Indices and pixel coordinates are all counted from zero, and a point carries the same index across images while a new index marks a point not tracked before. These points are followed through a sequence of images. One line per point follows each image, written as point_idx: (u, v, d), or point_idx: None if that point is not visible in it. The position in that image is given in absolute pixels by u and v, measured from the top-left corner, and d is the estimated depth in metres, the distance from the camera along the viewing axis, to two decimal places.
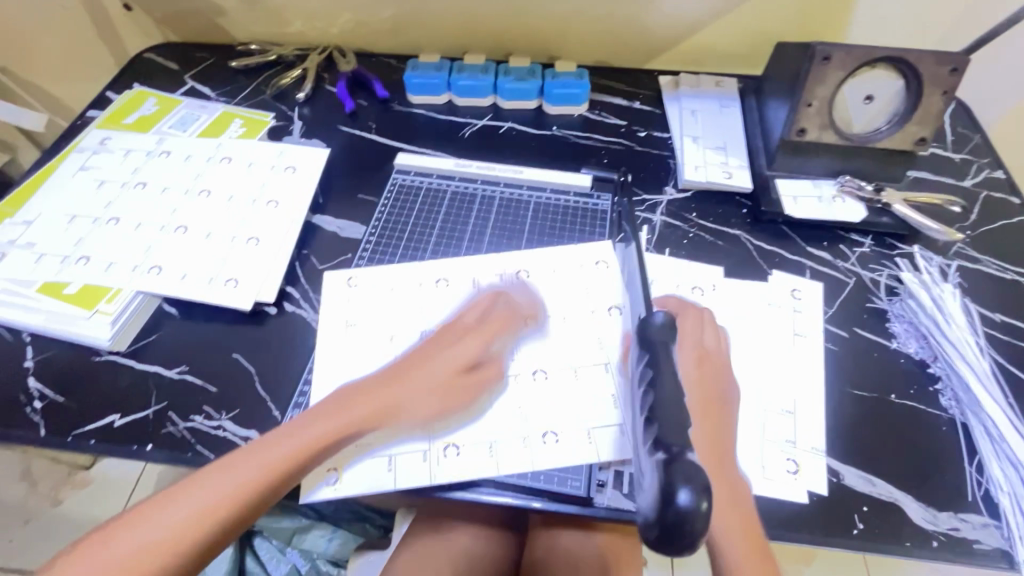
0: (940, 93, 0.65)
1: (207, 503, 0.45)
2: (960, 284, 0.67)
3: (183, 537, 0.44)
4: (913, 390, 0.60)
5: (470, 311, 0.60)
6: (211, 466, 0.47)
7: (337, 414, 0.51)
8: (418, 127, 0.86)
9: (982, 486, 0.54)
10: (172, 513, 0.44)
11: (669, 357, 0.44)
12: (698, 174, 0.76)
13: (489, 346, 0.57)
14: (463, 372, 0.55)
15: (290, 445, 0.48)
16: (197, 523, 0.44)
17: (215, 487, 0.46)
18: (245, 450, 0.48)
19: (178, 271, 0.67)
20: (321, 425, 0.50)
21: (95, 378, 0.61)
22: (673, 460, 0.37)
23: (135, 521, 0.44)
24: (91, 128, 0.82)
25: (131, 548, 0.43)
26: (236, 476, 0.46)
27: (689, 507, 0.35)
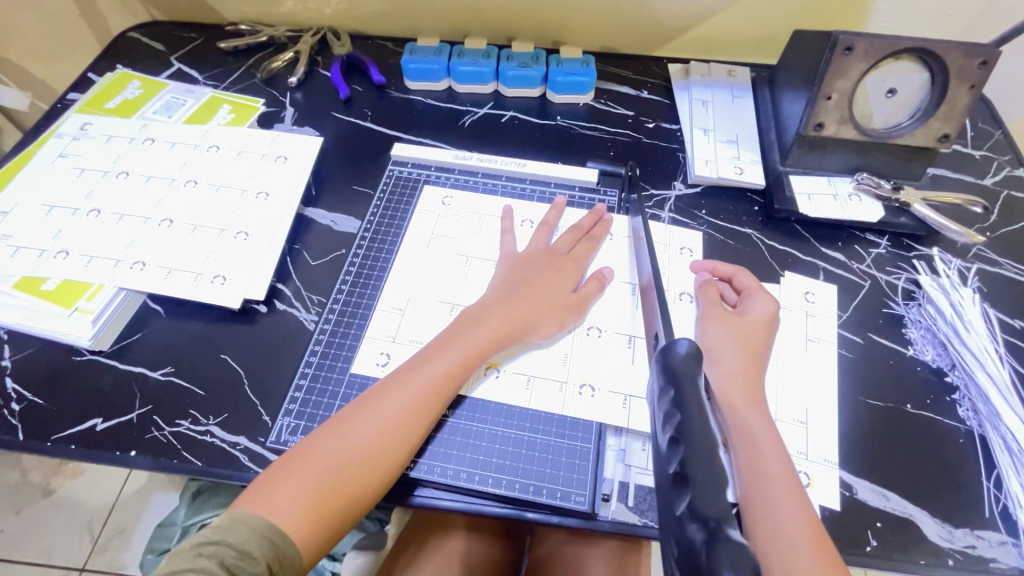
0: (968, 87, 0.62)
1: (308, 491, 0.46)
2: (979, 288, 0.65)
3: (341, 489, 0.47)
4: (930, 400, 0.58)
5: (525, 264, 0.62)
6: (297, 458, 0.48)
7: (425, 368, 0.53)
8: (416, 115, 0.82)
9: (1000, 502, 0.52)
10: (317, 472, 0.47)
11: (696, 393, 0.43)
12: (708, 169, 0.72)
13: (552, 288, 0.60)
14: (535, 313, 0.58)
15: (392, 400, 0.51)
16: (346, 479, 0.47)
17: (308, 476, 0.47)
18: (349, 412, 0.50)
19: (163, 268, 0.63)
20: (416, 379, 0.52)
21: (75, 379, 0.59)
22: (715, 536, 0.35)
23: (281, 485, 0.46)
24: (70, 112, 0.77)
25: (293, 508, 0.45)
26: (359, 434, 0.49)
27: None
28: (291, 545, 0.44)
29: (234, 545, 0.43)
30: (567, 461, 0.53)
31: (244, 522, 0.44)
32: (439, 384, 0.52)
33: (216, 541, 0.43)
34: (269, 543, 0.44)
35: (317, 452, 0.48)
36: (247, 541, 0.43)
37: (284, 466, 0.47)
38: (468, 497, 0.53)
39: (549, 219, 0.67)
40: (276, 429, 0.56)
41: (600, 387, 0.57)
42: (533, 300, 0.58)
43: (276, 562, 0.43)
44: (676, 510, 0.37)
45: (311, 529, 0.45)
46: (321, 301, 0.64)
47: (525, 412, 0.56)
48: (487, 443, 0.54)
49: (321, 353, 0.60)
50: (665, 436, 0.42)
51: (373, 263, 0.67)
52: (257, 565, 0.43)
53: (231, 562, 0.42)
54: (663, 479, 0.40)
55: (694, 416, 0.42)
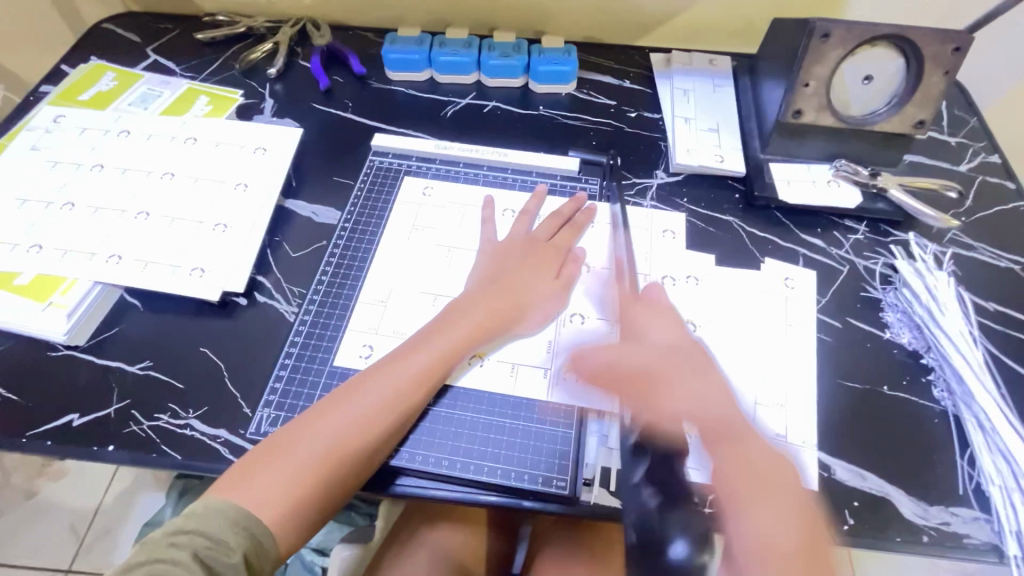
0: (942, 74, 0.63)
1: (285, 477, 0.46)
2: (954, 272, 0.66)
3: (321, 478, 0.47)
4: (906, 381, 0.58)
5: (507, 253, 0.63)
6: (277, 443, 0.48)
7: (410, 358, 0.53)
8: (397, 106, 0.81)
9: (974, 480, 0.53)
10: (297, 459, 0.47)
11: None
12: (690, 157, 0.73)
13: (534, 276, 0.60)
14: (519, 303, 0.58)
15: (376, 389, 0.50)
16: (326, 466, 0.47)
17: (287, 461, 0.46)
18: (332, 399, 0.50)
19: (140, 261, 0.63)
20: (401, 369, 0.52)
21: (50, 374, 0.58)
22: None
23: (261, 471, 0.46)
24: (43, 104, 0.76)
25: (272, 493, 0.45)
26: (342, 420, 0.49)
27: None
28: (269, 534, 0.44)
29: (207, 534, 0.42)
30: (549, 447, 0.53)
31: (220, 511, 0.43)
32: (423, 374, 0.52)
33: (189, 530, 0.42)
34: (246, 531, 0.43)
35: (299, 439, 0.48)
36: (223, 530, 0.43)
37: (264, 453, 0.47)
38: (449, 485, 0.52)
39: (530, 207, 0.67)
40: (257, 421, 0.55)
41: (585, 371, 0.57)
42: (516, 289, 0.59)
43: (253, 550, 0.43)
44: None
45: (291, 517, 0.45)
46: (302, 293, 0.64)
47: (508, 399, 0.56)
48: (469, 431, 0.54)
49: (302, 344, 0.60)
50: None
51: (353, 254, 0.66)
52: (233, 554, 0.42)
53: (204, 553, 0.41)
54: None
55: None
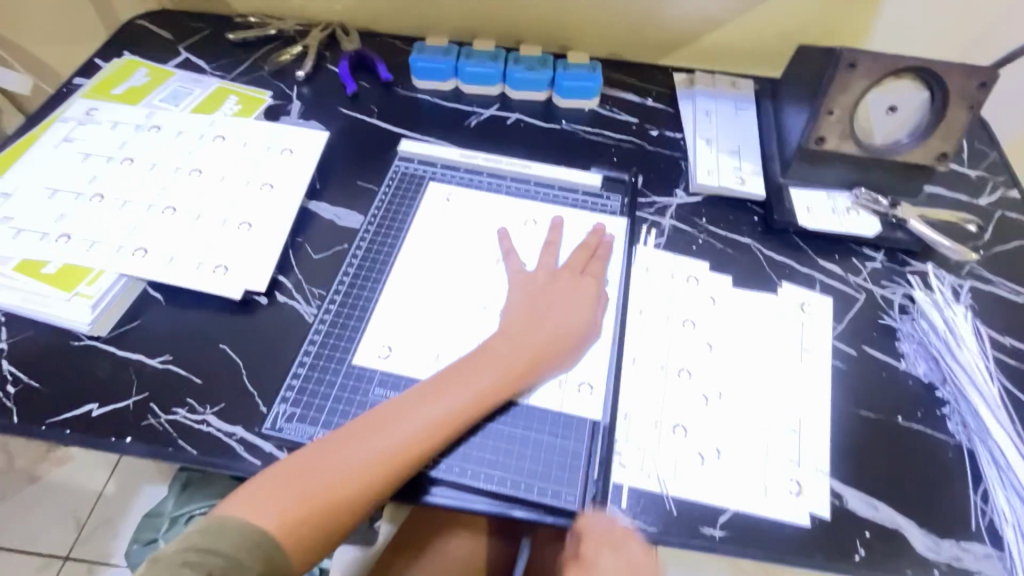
0: (966, 108, 0.63)
1: (309, 500, 0.46)
2: (971, 305, 0.66)
3: (337, 507, 0.47)
4: (920, 413, 0.58)
5: (541, 281, 0.62)
6: (303, 463, 0.48)
7: (445, 398, 0.52)
8: (422, 114, 0.82)
9: (986, 516, 0.53)
10: (316, 485, 0.47)
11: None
12: (710, 178, 0.73)
13: (569, 306, 0.60)
14: (556, 342, 0.57)
15: (405, 425, 0.50)
16: (346, 494, 0.48)
17: (311, 485, 0.47)
18: (360, 430, 0.50)
19: (164, 255, 0.63)
20: (434, 408, 0.52)
21: (72, 364, 0.58)
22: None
23: (284, 491, 0.46)
24: (76, 97, 0.77)
25: (292, 516, 0.46)
26: (369, 454, 0.49)
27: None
28: (283, 555, 0.45)
29: (222, 552, 0.43)
30: (559, 459, 0.54)
31: (235, 528, 0.44)
32: (454, 416, 0.52)
33: (204, 548, 0.43)
34: (259, 549, 0.44)
35: (325, 463, 0.48)
36: (237, 548, 0.43)
37: (284, 477, 0.47)
38: (458, 492, 0.53)
39: (553, 239, 0.66)
40: (272, 416, 0.56)
41: (599, 384, 0.58)
42: (552, 329, 0.58)
43: (267, 569, 0.44)
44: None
45: (306, 540, 0.46)
46: (322, 294, 0.65)
47: (521, 409, 0.56)
48: (481, 440, 0.54)
49: (320, 342, 0.60)
50: None
51: (375, 256, 0.67)
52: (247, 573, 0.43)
53: (219, 573, 0.42)
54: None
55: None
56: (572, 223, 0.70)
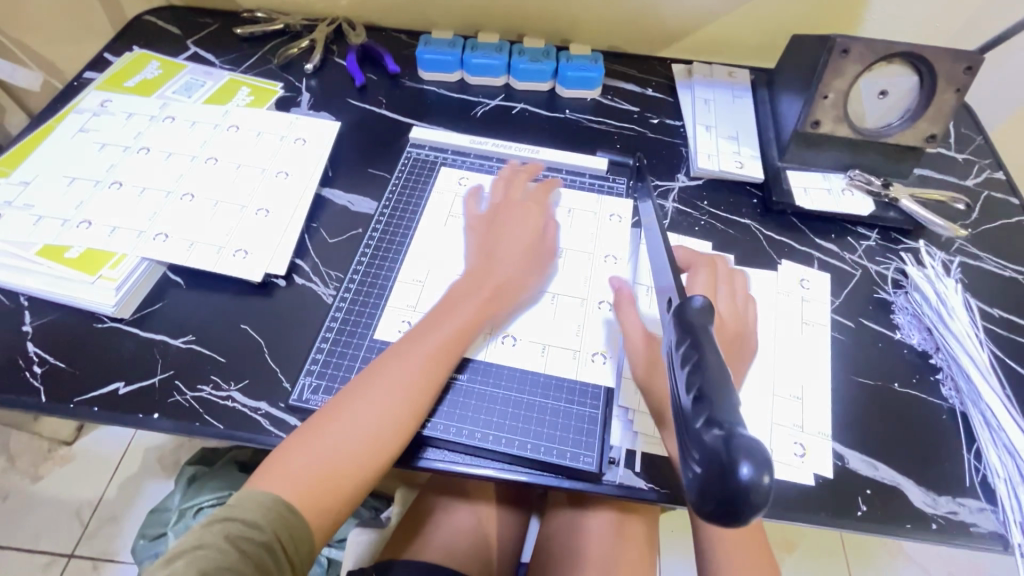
0: (953, 91, 0.67)
1: (322, 461, 0.47)
2: (961, 279, 0.69)
3: (351, 467, 0.48)
4: (916, 379, 0.61)
5: (485, 223, 0.66)
6: (311, 429, 0.49)
7: (425, 339, 0.54)
8: (429, 104, 0.85)
9: (980, 473, 0.56)
10: (326, 446, 0.48)
11: (714, 341, 0.37)
12: (710, 163, 0.76)
13: (514, 232, 0.63)
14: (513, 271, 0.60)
15: (394, 375, 0.52)
16: (360, 453, 0.48)
17: (322, 448, 0.48)
18: (354, 389, 0.52)
19: (185, 239, 0.65)
20: (418, 349, 0.54)
21: (96, 345, 0.60)
22: (729, 434, 0.30)
23: (295, 457, 0.48)
24: (90, 89, 0.79)
25: (307, 480, 0.47)
26: (371, 406, 0.50)
27: (751, 483, 0.29)
28: (302, 517, 0.46)
29: (239, 518, 0.44)
30: (576, 424, 0.56)
31: (250, 497, 0.45)
32: (434, 358, 0.53)
33: (223, 517, 0.44)
34: (277, 513, 0.45)
35: (331, 425, 0.49)
36: (253, 513, 0.44)
37: (295, 447, 0.48)
38: (481, 458, 0.54)
39: (515, 177, 0.70)
40: (298, 389, 0.58)
41: (613, 354, 0.60)
42: (511, 260, 0.61)
43: (284, 530, 0.45)
44: (692, 424, 0.32)
45: (327, 501, 0.47)
46: (339, 276, 0.66)
47: (537, 378, 0.58)
48: (501, 407, 0.56)
49: (342, 320, 0.62)
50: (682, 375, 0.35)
51: (391, 238, 0.69)
52: (264, 533, 0.44)
53: (237, 534, 0.43)
54: (680, 406, 0.34)
55: (712, 352, 0.35)
56: (580, 205, 0.72)
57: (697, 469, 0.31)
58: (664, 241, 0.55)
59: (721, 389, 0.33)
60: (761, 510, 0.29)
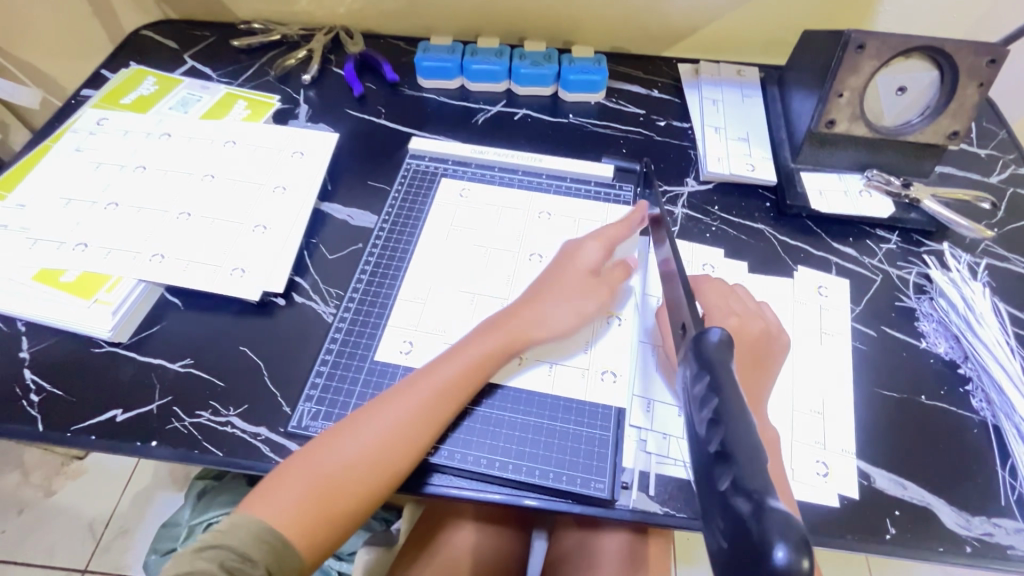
0: (976, 85, 0.63)
1: (314, 486, 0.46)
2: (989, 283, 0.66)
3: (346, 492, 0.46)
4: (944, 390, 0.58)
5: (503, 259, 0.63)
6: (309, 452, 0.48)
7: (444, 368, 0.53)
8: (429, 112, 0.83)
9: (1016, 490, 0.53)
10: (322, 474, 0.46)
11: (733, 380, 0.34)
12: (721, 166, 0.73)
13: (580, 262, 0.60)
14: (539, 310, 0.57)
15: (399, 405, 0.50)
16: (358, 480, 0.47)
17: (316, 473, 0.46)
18: (357, 416, 0.50)
19: (182, 260, 0.64)
20: (436, 377, 0.52)
21: (94, 370, 0.59)
22: (759, 505, 0.27)
23: (287, 482, 0.46)
24: (86, 107, 0.78)
25: (296, 507, 0.44)
26: (375, 432, 0.48)
27: (790, 569, 0.25)
28: (291, 547, 0.44)
29: (231, 547, 0.42)
30: (586, 448, 0.53)
31: (241, 524, 0.44)
32: (453, 389, 0.52)
33: (214, 544, 0.43)
34: (267, 544, 0.43)
35: (329, 449, 0.47)
36: (244, 542, 0.43)
37: (288, 470, 0.46)
38: (488, 485, 0.52)
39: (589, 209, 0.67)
40: (297, 415, 0.56)
41: (623, 371, 0.57)
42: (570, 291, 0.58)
43: (274, 563, 0.43)
44: (717, 487, 0.30)
45: (317, 530, 0.45)
46: (339, 294, 0.65)
47: (545, 399, 0.56)
48: (508, 431, 0.54)
49: (342, 341, 0.60)
50: (702, 422, 0.33)
51: (392, 254, 0.67)
52: (255, 566, 0.42)
53: (231, 565, 0.42)
54: (703, 461, 0.32)
55: (734, 398, 0.33)
56: (587, 215, 0.70)
57: (724, 542, 0.28)
58: (674, 250, 0.52)
59: (748, 449, 0.30)
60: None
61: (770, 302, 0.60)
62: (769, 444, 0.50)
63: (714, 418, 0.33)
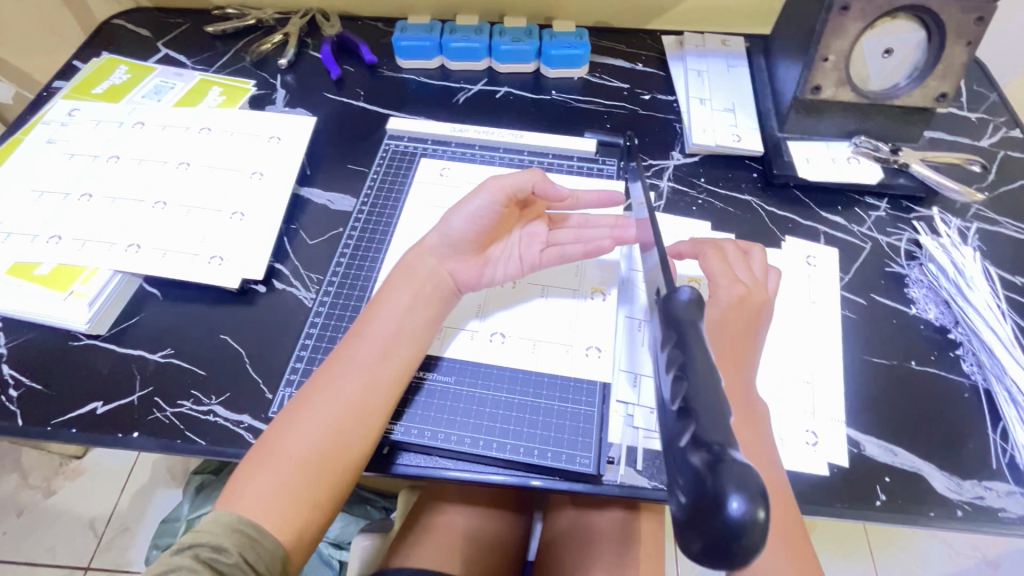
0: (964, 45, 0.62)
1: (282, 472, 0.45)
2: (980, 247, 0.65)
3: (315, 470, 0.45)
4: (934, 356, 0.58)
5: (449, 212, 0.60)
6: (266, 443, 0.47)
7: (374, 326, 0.52)
8: (409, 93, 0.81)
9: (1007, 453, 0.52)
10: (285, 457, 0.46)
11: (702, 339, 0.33)
12: (706, 137, 0.72)
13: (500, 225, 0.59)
14: (452, 253, 0.57)
15: (344, 372, 0.50)
16: (325, 458, 0.46)
17: (281, 459, 0.45)
18: (306, 390, 0.49)
19: (158, 250, 0.62)
20: (368, 338, 0.52)
21: (73, 364, 0.58)
22: (718, 458, 0.27)
23: (254, 476, 0.45)
24: (57, 98, 0.76)
25: (268, 497, 0.44)
26: (327, 407, 0.48)
27: (744, 520, 0.26)
28: (270, 536, 0.43)
29: (206, 542, 0.42)
30: (572, 424, 0.53)
31: (216, 520, 0.43)
32: (386, 345, 0.51)
33: (188, 543, 0.42)
34: (243, 534, 0.42)
35: (286, 436, 0.47)
36: (219, 535, 0.42)
37: (252, 463, 0.46)
38: (473, 465, 0.52)
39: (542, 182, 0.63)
40: (278, 401, 0.55)
41: (607, 347, 0.57)
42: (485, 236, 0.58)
43: (251, 551, 0.42)
44: (677, 443, 0.29)
45: (294, 515, 0.44)
46: (320, 279, 0.64)
47: (528, 376, 0.55)
48: (491, 409, 0.53)
49: (322, 325, 0.60)
50: (667, 379, 0.33)
51: (371, 237, 0.66)
52: (230, 556, 0.41)
53: (207, 556, 0.41)
54: (667, 421, 0.31)
55: (699, 355, 0.32)
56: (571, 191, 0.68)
57: (682, 499, 0.28)
58: (652, 219, 0.50)
59: (709, 404, 0.29)
60: (755, 550, 0.26)
61: (756, 259, 0.56)
62: (757, 415, 0.49)
63: (678, 374, 0.32)
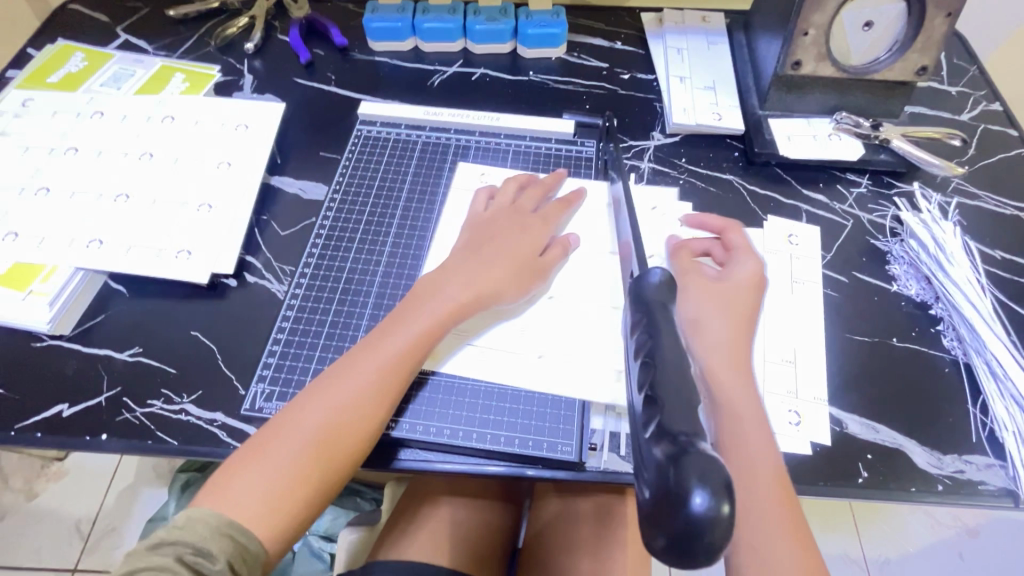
0: (944, 17, 0.61)
1: (274, 477, 0.43)
2: (960, 222, 0.65)
3: (308, 476, 0.44)
4: (915, 332, 0.58)
5: (484, 223, 0.59)
6: (260, 445, 0.45)
7: (395, 336, 0.50)
8: (382, 77, 0.78)
9: (987, 427, 0.53)
10: (278, 461, 0.44)
11: (672, 324, 0.33)
12: (686, 117, 0.70)
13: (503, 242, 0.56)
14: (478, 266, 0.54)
15: (353, 381, 0.47)
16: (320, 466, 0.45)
17: (274, 463, 0.44)
18: (309, 394, 0.47)
19: (122, 244, 0.60)
20: (385, 348, 0.49)
21: (36, 365, 0.56)
22: (682, 451, 0.26)
23: (242, 478, 0.43)
24: (9, 88, 0.72)
25: (254, 503, 0.42)
26: (329, 414, 0.46)
27: (707, 516, 0.25)
28: (255, 540, 0.41)
29: (190, 542, 0.40)
30: (553, 411, 0.52)
31: (202, 520, 0.41)
32: (404, 357, 0.49)
33: (172, 539, 0.40)
34: (229, 538, 0.41)
35: (281, 439, 0.45)
36: (206, 538, 0.40)
37: (242, 466, 0.44)
38: (455, 456, 0.51)
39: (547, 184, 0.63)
40: (251, 396, 0.54)
41: (587, 331, 0.56)
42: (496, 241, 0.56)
43: (240, 557, 0.41)
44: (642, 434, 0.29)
45: (283, 520, 0.43)
46: (292, 271, 0.62)
47: (507, 363, 0.54)
48: (473, 399, 0.52)
49: (294, 318, 0.58)
50: (636, 364, 0.32)
51: (345, 225, 0.64)
52: (218, 561, 0.40)
53: (191, 559, 0.39)
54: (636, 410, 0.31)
55: (669, 343, 0.32)
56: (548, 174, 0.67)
57: (647, 493, 0.27)
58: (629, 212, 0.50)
59: (675, 392, 0.29)
60: (722, 545, 0.26)
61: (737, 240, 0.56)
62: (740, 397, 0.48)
63: (646, 360, 0.31)
